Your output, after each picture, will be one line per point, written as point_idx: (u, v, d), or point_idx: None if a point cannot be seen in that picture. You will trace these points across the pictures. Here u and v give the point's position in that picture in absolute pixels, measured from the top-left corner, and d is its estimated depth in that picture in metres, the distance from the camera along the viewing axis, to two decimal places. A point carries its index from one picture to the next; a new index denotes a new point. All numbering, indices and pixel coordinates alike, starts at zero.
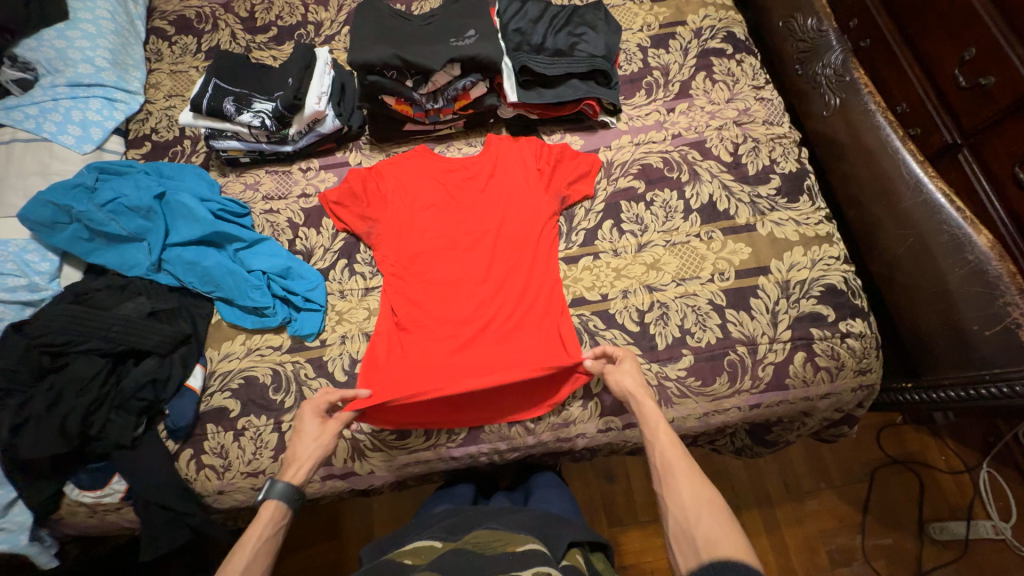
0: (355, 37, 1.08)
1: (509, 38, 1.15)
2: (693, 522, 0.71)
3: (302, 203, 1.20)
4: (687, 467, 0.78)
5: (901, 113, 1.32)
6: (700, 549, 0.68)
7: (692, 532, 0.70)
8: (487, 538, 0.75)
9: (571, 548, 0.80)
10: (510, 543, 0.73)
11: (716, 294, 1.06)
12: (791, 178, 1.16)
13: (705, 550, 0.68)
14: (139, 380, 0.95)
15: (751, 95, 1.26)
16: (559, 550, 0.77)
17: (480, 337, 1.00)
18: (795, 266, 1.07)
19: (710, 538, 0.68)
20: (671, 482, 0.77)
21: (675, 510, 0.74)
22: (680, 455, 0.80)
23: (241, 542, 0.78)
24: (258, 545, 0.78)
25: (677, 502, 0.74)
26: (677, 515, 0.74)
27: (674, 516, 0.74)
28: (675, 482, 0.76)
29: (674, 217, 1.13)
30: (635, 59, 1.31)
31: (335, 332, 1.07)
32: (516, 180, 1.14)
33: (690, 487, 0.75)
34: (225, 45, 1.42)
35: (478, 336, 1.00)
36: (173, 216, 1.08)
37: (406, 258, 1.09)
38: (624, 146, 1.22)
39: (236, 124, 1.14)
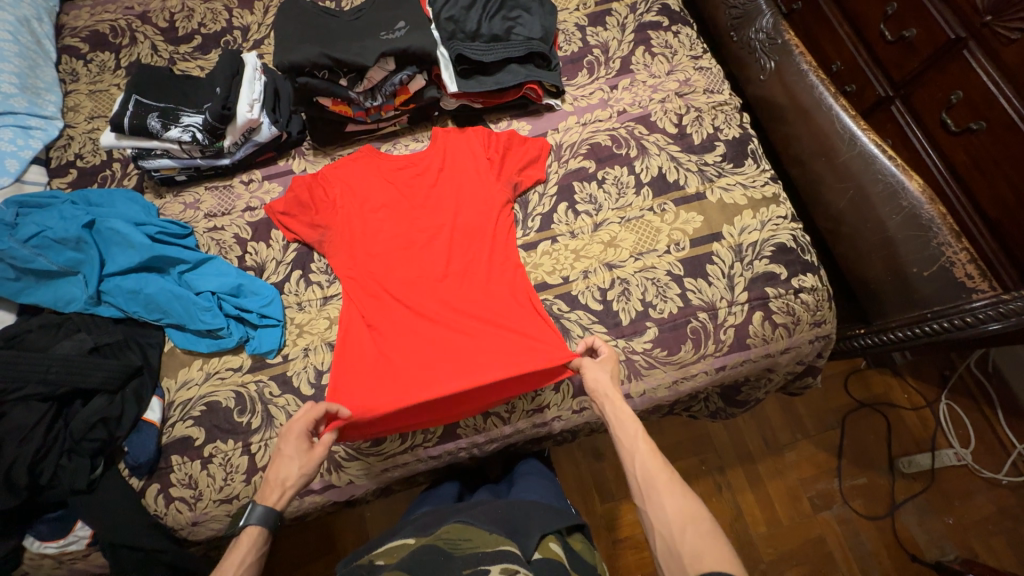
0: (279, 38, 1.03)
1: (443, 26, 1.12)
2: (676, 534, 0.67)
3: (248, 217, 1.15)
4: (667, 474, 0.73)
5: (837, 71, 1.36)
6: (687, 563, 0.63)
7: (677, 541, 0.66)
8: (457, 536, 0.74)
9: (544, 537, 0.79)
10: (480, 540, 0.72)
11: (673, 265, 1.07)
12: (735, 143, 1.19)
13: (691, 566, 0.63)
14: (88, 421, 0.90)
15: (690, 65, 1.27)
16: (531, 542, 0.75)
17: (452, 335, 0.99)
18: (746, 230, 1.10)
19: (695, 550, 0.64)
20: (653, 491, 0.72)
21: (659, 523, 0.69)
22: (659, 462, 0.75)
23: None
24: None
25: (659, 516, 0.69)
26: (661, 527, 0.69)
27: (657, 526, 0.69)
28: (656, 492, 0.71)
29: (627, 193, 1.14)
30: (574, 39, 1.31)
31: (297, 346, 1.04)
32: (468, 172, 1.13)
33: (671, 497, 0.70)
34: (146, 59, 1.34)
35: (450, 334, 1.00)
36: (107, 244, 1.02)
37: (364, 262, 1.06)
38: (571, 127, 1.22)
39: (165, 141, 1.08)
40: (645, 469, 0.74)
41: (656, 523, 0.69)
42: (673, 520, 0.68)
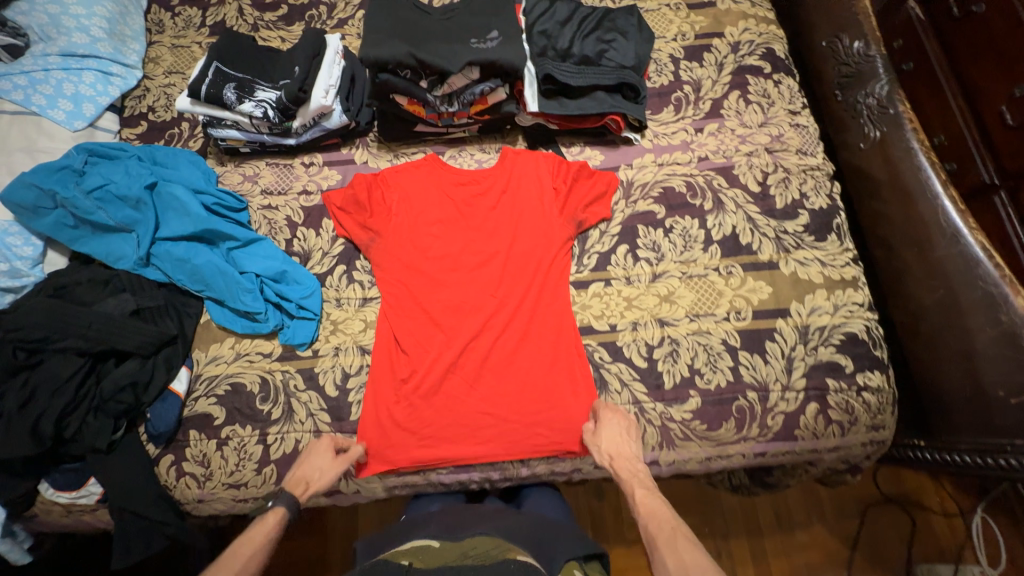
0: (368, 29, 0.99)
1: (535, 41, 1.07)
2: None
3: (303, 201, 1.14)
4: (672, 529, 0.75)
5: (938, 146, 1.22)
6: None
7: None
8: (485, 547, 0.77)
9: (568, 564, 0.79)
10: (508, 552, 0.75)
11: (729, 334, 1.00)
12: (821, 215, 1.10)
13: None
14: (118, 383, 0.91)
15: (786, 120, 1.18)
16: (555, 567, 0.77)
17: (486, 377, 0.99)
18: (816, 311, 1.01)
19: None
20: (656, 546, 0.74)
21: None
22: (664, 520, 0.76)
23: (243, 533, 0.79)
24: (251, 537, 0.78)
25: (664, 570, 0.71)
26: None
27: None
28: (659, 548, 0.73)
29: (693, 247, 1.07)
30: (666, 71, 1.23)
31: (329, 343, 1.03)
32: (530, 201, 1.07)
33: (675, 551, 0.72)
34: (231, 21, 1.34)
35: (484, 376, 0.99)
36: (164, 208, 1.01)
37: (408, 277, 1.04)
38: (646, 165, 1.15)
39: (236, 113, 1.06)
40: (648, 525, 0.77)
41: None
42: (676, 572, 0.69)
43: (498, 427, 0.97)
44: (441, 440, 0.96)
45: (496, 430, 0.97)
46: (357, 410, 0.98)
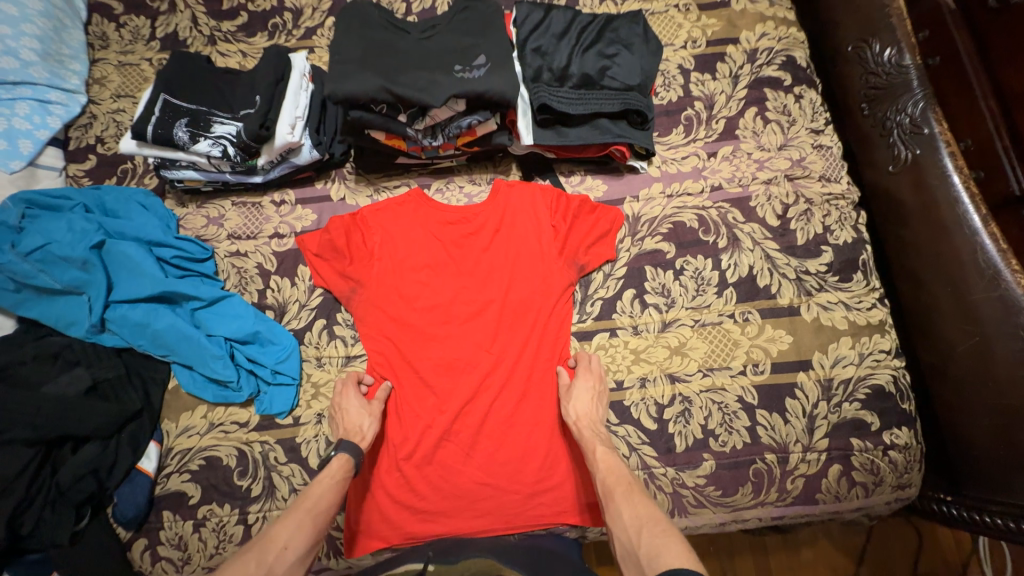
0: (336, 59, 0.87)
1: (528, 61, 0.95)
2: (635, 541, 0.68)
3: (275, 245, 1.02)
4: (626, 484, 0.76)
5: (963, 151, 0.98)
6: (644, 566, 0.64)
7: (636, 546, 0.67)
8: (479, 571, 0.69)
9: None
10: None
11: (746, 391, 0.92)
12: (846, 251, 1.00)
13: (648, 567, 0.63)
14: (78, 471, 0.83)
15: (808, 141, 1.07)
16: None
17: (484, 440, 0.90)
18: (840, 362, 0.93)
19: (653, 552, 0.64)
20: (611, 502, 0.74)
21: (620, 529, 0.71)
22: (621, 476, 0.78)
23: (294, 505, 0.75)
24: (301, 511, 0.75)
25: (619, 521, 0.72)
26: (622, 536, 0.70)
27: (619, 537, 0.70)
28: (615, 501, 0.74)
29: (706, 291, 0.98)
30: (674, 85, 1.10)
31: (310, 409, 0.93)
32: (526, 241, 0.97)
33: (629, 503, 0.73)
34: (184, 32, 1.18)
35: (481, 439, 0.90)
36: (117, 267, 0.91)
37: (394, 330, 0.94)
38: (654, 198, 1.04)
39: (191, 153, 0.94)
40: (605, 482, 0.77)
41: (618, 535, 0.71)
42: (631, 526, 0.70)
43: (501, 497, 0.88)
44: (438, 514, 0.87)
45: (497, 501, 0.88)
46: None
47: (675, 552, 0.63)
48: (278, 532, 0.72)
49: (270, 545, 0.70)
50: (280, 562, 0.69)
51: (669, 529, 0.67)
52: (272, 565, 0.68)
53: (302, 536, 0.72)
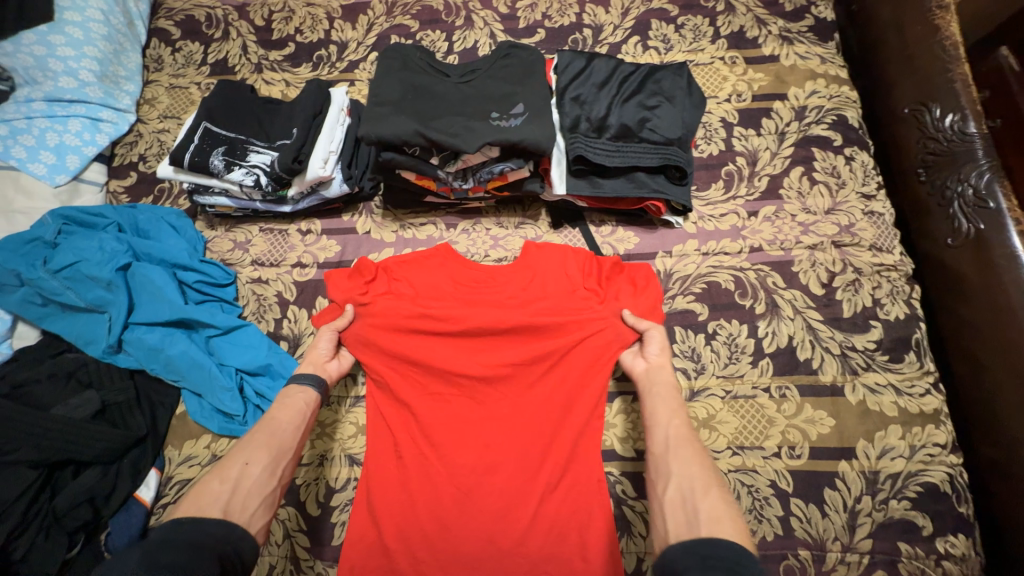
0: (375, 99, 0.87)
1: (566, 110, 0.93)
2: (694, 497, 0.62)
3: (296, 275, 1.01)
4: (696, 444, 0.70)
5: None
6: (700, 523, 0.59)
7: (693, 501, 0.62)
8: None
9: None
10: None
11: (780, 476, 0.84)
12: (898, 328, 0.92)
13: (705, 528, 0.58)
14: (74, 499, 0.80)
15: (859, 206, 1.00)
16: None
17: (492, 497, 0.82)
18: (887, 453, 0.85)
19: (714, 520, 0.58)
20: (674, 450, 0.69)
21: (680, 477, 0.66)
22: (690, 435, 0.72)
23: (249, 433, 0.74)
24: (256, 435, 0.73)
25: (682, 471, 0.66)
26: (679, 483, 0.65)
27: (675, 482, 0.65)
28: (679, 452, 0.68)
29: (740, 359, 0.91)
30: (716, 138, 1.06)
31: (314, 449, 0.91)
32: (553, 299, 0.92)
33: (691, 461, 0.67)
34: (233, 60, 1.23)
35: (490, 497, 0.83)
36: (140, 289, 0.91)
37: (409, 380, 0.90)
38: (688, 255, 0.99)
39: (225, 181, 0.95)
40: (678, 431, 0.72)
41: (676, 480, 0.66)
42: (697, 479, 0.64)
43: (508, 565, 0.79)
44: None
45: (499, 566, 0.79)
46: (339, 533, 0.86)
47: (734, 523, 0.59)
48: (239, 452, 0.71)
49: (231, 463, 0.69)
50: (244, 476, 0.68)
51: (730, 502, 0.61)
52: (237, 481, 0.67)
53: (263, 451, 0.72)
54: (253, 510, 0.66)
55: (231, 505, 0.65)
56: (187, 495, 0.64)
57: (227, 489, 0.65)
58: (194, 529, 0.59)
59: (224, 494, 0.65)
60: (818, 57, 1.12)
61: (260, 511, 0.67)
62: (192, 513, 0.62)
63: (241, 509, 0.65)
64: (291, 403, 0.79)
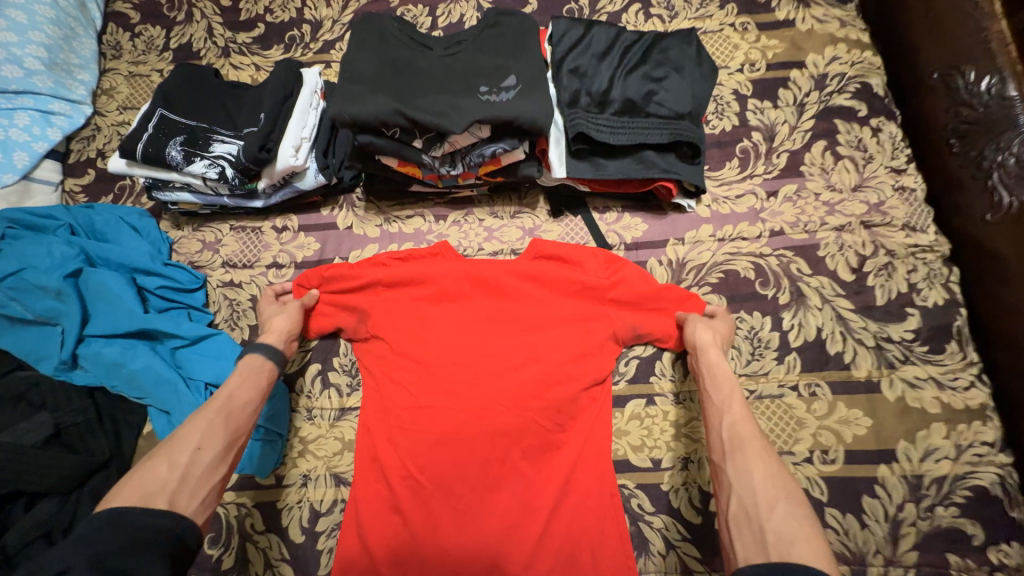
0: (348, 76, 0.77)
1: (564, 83, 0.83)
2: (760, 513, 0.56)
3: (272, 276, 0.92)
4: (763, 445, 0.63)
5: None
6: (769, 546, 0.53)
7: (760, 519, 0.56)
8: None
9: None
10: None
11: (812, 483, 0.76)
12: (937, 315, 0.83)
13: (775, 550, 0.53)
14: (26, 535, 0.72)
15: (888, 182, 0.91)
16: None
17: (497, 515, 0.74)
18: (931, 454, 0.76)
19: (787, 542, 0.53)
20: (739, 456, 0.62)
21: (743, 488, 0.59)
22: (754, 431, 0.65)
23: (198, 412, 0.66)
24: (208, 415, 0.66)
25: (747, 481, 0.60)
26: (744, 496, 0.59)
27: (738, 497, 0.59)
28: (745, 457, 0.62)
29: (764, 355, 0.82)
30: (728, 112, 0.97)
31: (296, 469, 0.82)
32: (561, 300, 0.82)
33: (761, 470, 0.60)
34: (198, 43, 1.12)
35: (486, 522, 0.73)
36: (94, 298, 0.82)
37: (401, 386, 0.80)
38: (702, 241, 0.90)
39: (186, 175, 0.85)
40: (734, 432, 0.65)
41: (739, 490, 0.59)
42: (763, 491, 0.58)
43: None
44: None
45: None
46: (326, 562, 0.77)
47: (811, 543, 0.53)
48: (187, 432, 0.64)
49: (179, 446, 0.62)
50: (195, 464, 0.62)
51: (806, 519, 0.55)
52: (186, 468, 0.61)
53: (216, 435, 0.65)
54: (198, 503, 0.60)
55: (178, 495, 0.59)
56: (129, 479, 0.58)
57: (174, 478, 0.59)
58: (136, 533, 0.53)
59: (170, 484, 0.59)
60: (838, 20, 1.02)
61: (205, 504, 0.61)
62: (134, 504, 0.56)
63: (186, 503, 0.59)
64: (249, 381, 0.72)
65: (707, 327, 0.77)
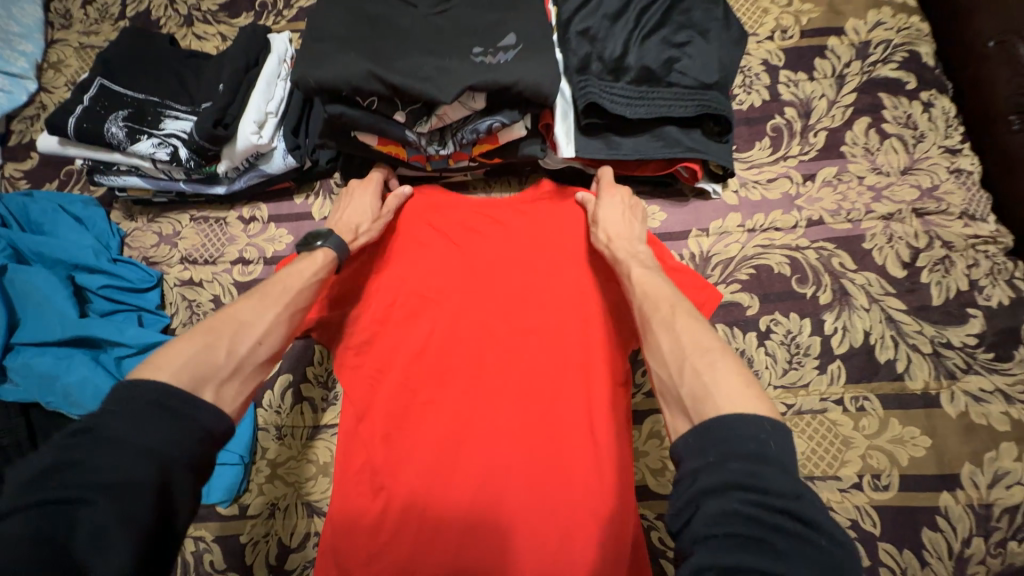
0: (317, 36, 0.65)
1: (572, 48, 0.71)
2: (675, 380, 0.48)
3: (237, 273, 0.80)
4: (670, 307, 0.55)
5: None
6: (688, 411, 0.45)
7: (676, 386, 0.48)
8: None
9: None
10: None
11: (863, 515, 0.65)
12: (1004, 317, 0.72)
13: (694, 409, 0.45)
14: None
15: (942, 163, 0.79)
16: None
17: (505, 524, 0.65)
18: (1001, 480, 0.65)
19: (701, 395, 0.45)
20: (648, 327, 0.54)
21: (661, 359, 0.51)
22: (660, 296, 0.57)
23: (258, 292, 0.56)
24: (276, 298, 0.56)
25: (659, 349, 0.52)
26: (661, 369, 0.51)
27: (657, 369, 0.51)
28: (654, 329, 0.54)
29: (803, 364, 0.71)
30: (758, 85, 0.85)
31: (263, 496, 0.71)
32: (570, 288, 0.74)
33: (671, 330, 0.52)
34: (157, 11, 1.00)
35: (489, 537, 0.65)
36: (25, 300, 0.71)
37: (389, 381, 0.71)
38: (729, 232, 0.78)
39: (132, 156, 0.73)
40: (644, 307, 0.57)
41: (658, 364, 0.51)
42: (677, 354, 0.50)
43: None
44: None
45: None
46: None
47: (726, 383, 0.45)
48: (246, 316, 0.53)
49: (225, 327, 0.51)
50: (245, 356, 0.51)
51: (720, 360, 0.47)
52: (237, 358, 0.50)
53: (270, 327, 0.55)
54: (240, 403, 0.49)
55: (225, 386, 0.48)
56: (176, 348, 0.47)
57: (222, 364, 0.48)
58: (163, 442, 0.41)
59: (221, 371, 0.48)
60: None
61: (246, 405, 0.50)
62: (184, 385, 0.45)
63: (231, 399, 0.48)
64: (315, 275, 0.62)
65: (605, 227, 0.71)
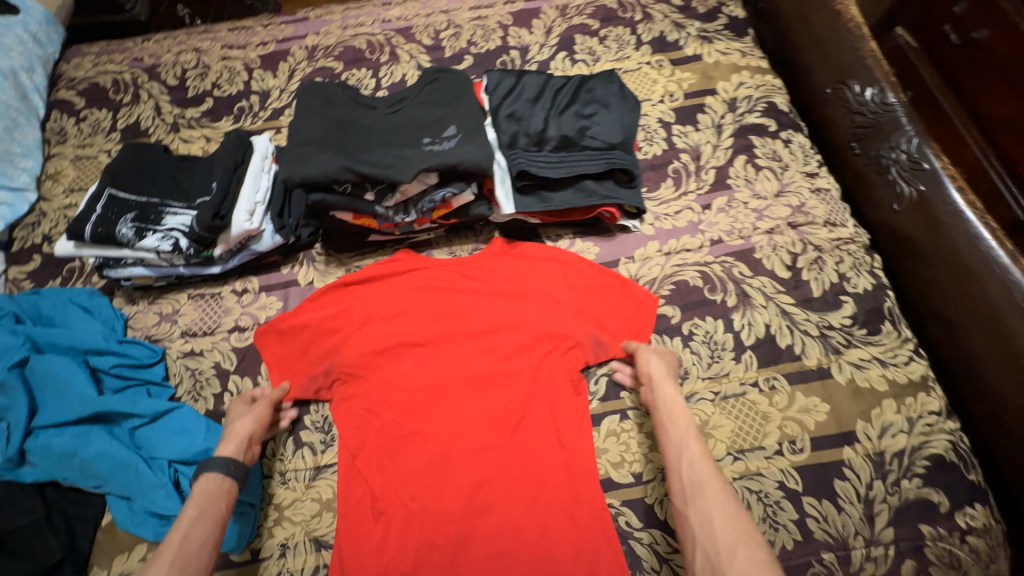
0: (297, 140, 0.81)
1: (503, 128, 0.90)
2: (723, 560, 0.60)
3: (234, 340, 0.91)
4: (719, 483, 0.67)
5: None
6: None
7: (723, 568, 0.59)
8: None
9: None
10: None
11: (787, 475, 0.79)
12: (869, 300, 0.90)
13: None
14: None
15: (805, 185, 1.01)
16: None
17: (494, 523, 0.76)
18: (887, 430, 0.81)
19: None
20: (699, 503, 0.66)
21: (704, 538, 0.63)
22: (710, 467, 0.69)
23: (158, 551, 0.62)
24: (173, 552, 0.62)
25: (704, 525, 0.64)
26: (707, 545, 0.62)
27: (702, 547, 0.62)
28: (705, 500, 0.65)
29: (722, 357, 0.87)
30: (657, 138, 1.06)
31: (272, 538, 0.78)
32: (529, 318, 0.88)
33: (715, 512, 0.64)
34: (146, 122, 1.15)
35: (483, 540, 0.75)
36: (43, 387, 0.79)
37: (380, 412, 0.83)
38: (650, 257, 0.96)
39: (138, 250, 0.85)
40: (693, 474, 0.69)
41: (702, 537, 0.63)
42: (723, 537, 0.61)
43: None
44: None
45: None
46: None
47: None
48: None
49: None
50: None
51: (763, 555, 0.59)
52: None
53: None
54: None
55: None
56: None
57: None
58: None
59: None
60: (738, 52, 1.15)
61: None
62: None
63: None
64: (206, 513, 0.67)
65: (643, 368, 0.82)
